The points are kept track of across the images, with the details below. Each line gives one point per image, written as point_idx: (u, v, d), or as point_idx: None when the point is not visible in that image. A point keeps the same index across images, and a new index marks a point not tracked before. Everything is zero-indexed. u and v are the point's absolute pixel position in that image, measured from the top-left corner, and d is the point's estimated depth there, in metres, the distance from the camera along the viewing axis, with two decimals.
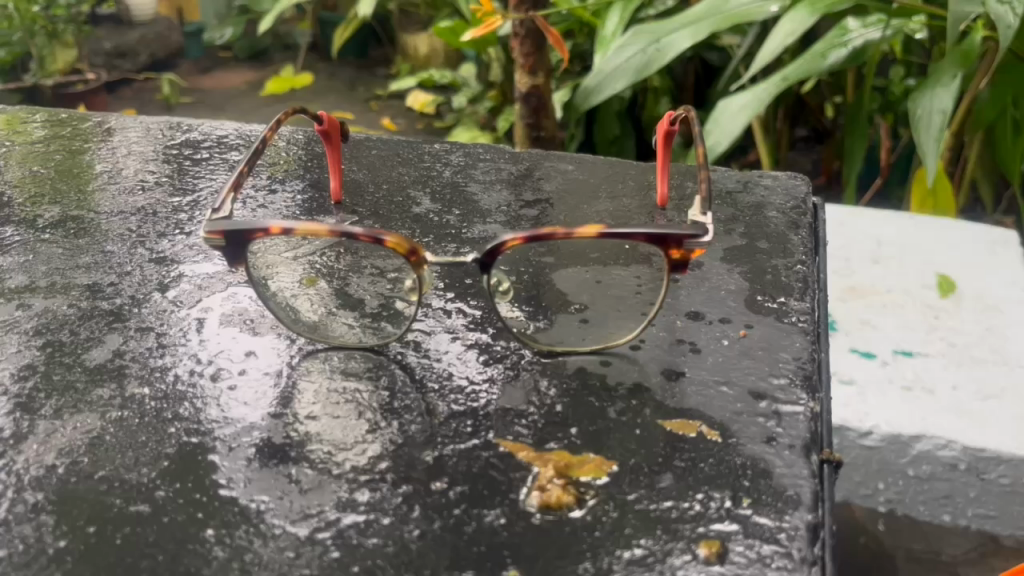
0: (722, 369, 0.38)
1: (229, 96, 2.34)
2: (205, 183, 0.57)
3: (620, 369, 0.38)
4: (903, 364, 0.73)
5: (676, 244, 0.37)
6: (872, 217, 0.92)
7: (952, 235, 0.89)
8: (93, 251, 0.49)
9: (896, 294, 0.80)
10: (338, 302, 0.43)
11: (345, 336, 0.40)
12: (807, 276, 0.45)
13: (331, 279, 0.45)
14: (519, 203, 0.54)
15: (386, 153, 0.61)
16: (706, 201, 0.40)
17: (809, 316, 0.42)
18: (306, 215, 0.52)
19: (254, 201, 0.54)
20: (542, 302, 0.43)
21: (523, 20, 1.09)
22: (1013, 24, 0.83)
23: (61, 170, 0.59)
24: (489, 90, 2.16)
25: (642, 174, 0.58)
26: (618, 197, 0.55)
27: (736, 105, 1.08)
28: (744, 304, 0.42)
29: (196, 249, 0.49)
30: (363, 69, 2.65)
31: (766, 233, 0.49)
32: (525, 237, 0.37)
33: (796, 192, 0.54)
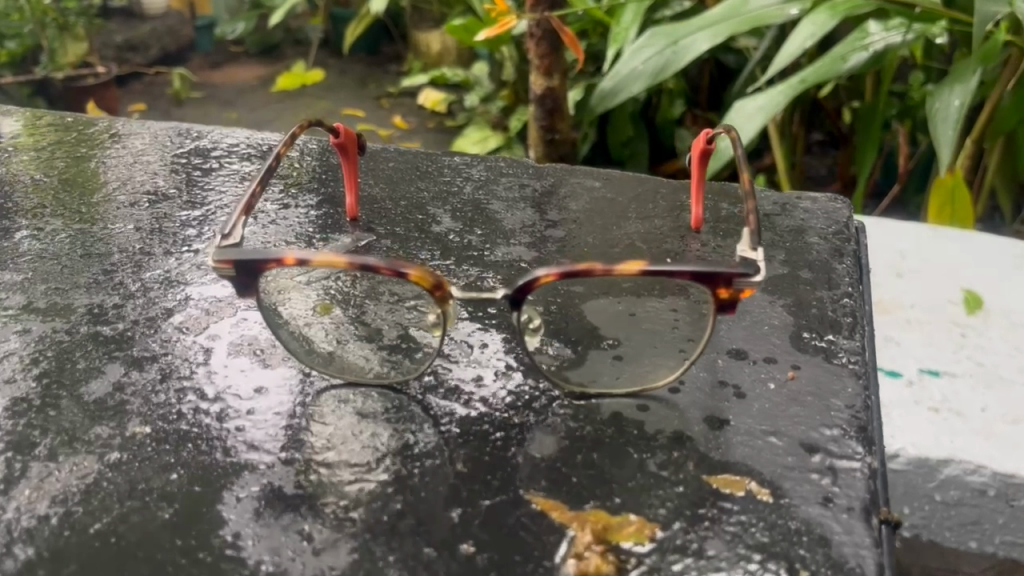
0: (769, 417, 0.35)
1: (239, 92, 2.33)
2: (218, 195, 0.54)
3: (658, 416, 0.35)
4: (929, 385, 0.70)
5: (724, 283, 0.33)
6: (894, 228, 0.90)
7: (976, 248, 0.86)
8: (95, 270, 0.46)
9: (920, 310, 0.78)
10: (354, 332, 0.41)
11: (361, 372, 0.38)
12: (856, 311, 0.42)
13: (346, 307, 0.42)
14: (544, 223, 0.51)
15: (404, 166, 0.59)
16: (753, 235, 0.36)
17: (860, 356, 0.39)
18: (326, 234, 0.50)
19: (269, 218, 0.51)
20: (573, 336, 0.40)
21: (540, 21, 1.07)
22: None
23: (64, 179, 0.57)
24: (502, 89, 2.15)
25: (674, 193, 0.55)
26: (648, 218, 0.52)
27: (752, 107, 1.05)
28: (790, 341, 0.40)
29: (203, 269, 0.46)
30: (375, 65, 2.64)
31: (808, 261, 0.46)
32: (560, 273, 0.33)
33: (837, 215, 0.51)
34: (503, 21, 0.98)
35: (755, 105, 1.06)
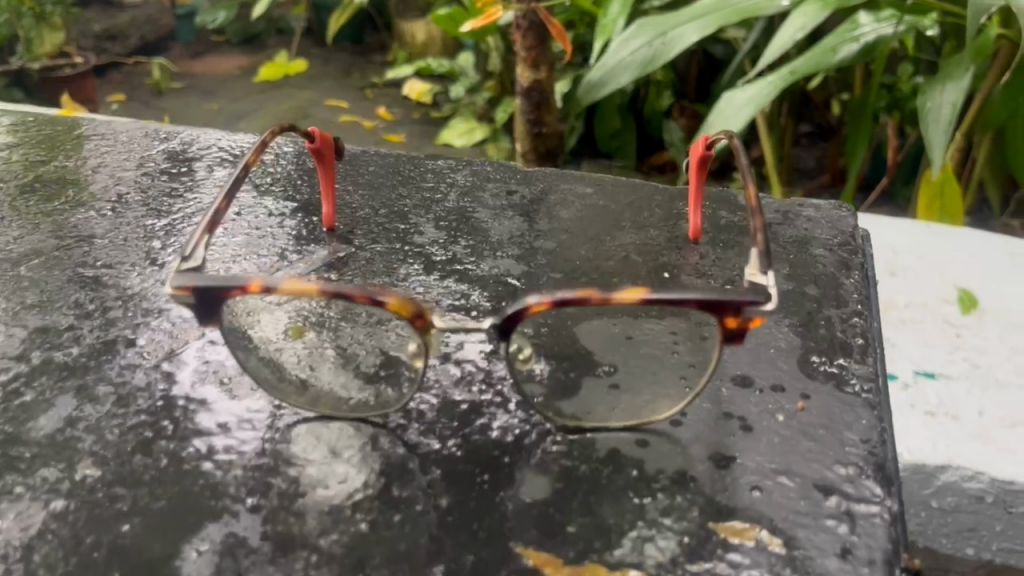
0: (779, 453, 0.32)
1: (220, 83, 2.29)
2: (189, 202, 0.51)
3: (659, 453, 0.32)
4: (925, 388, 0.69)
5: (732, 312, 0.30)
6: (885, 224, 0.89)
7: (967, 245, 0.86)
8: (51, 286, 0.43)
9: (915, 309, 0.77)
10: (329, 358, 0.38)
11: (338, 402, 0.35)
12: (867, 332, 0.40)
13: (321, 329, 0.40)
14: (534, 232, 0.48)
15: (384, 170, 0.55)
16: (763, 257, 0.34)
17: (873, 383, 0.36)
18: (301, 245, 0.47)
19: (240, 230, 0.48)
20: (564, 362, 0.37)
21: (528, 13, 1.05)
22: None
23: (22, 185, 0.54)
24: (488, 81, 2.13)
25: (669, 201, 0.52)
26: (644, 228, 0.49)
27: (742, 98, 1.03)
28: (798, 366, 0.37)
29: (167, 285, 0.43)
30: (359, 56, 2.60)
31: (815, 276, 0.44)
32: (553, 301, 0.31)
33: (843, 225, 0.49)
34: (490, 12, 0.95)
35: (744, 96, 1.04)
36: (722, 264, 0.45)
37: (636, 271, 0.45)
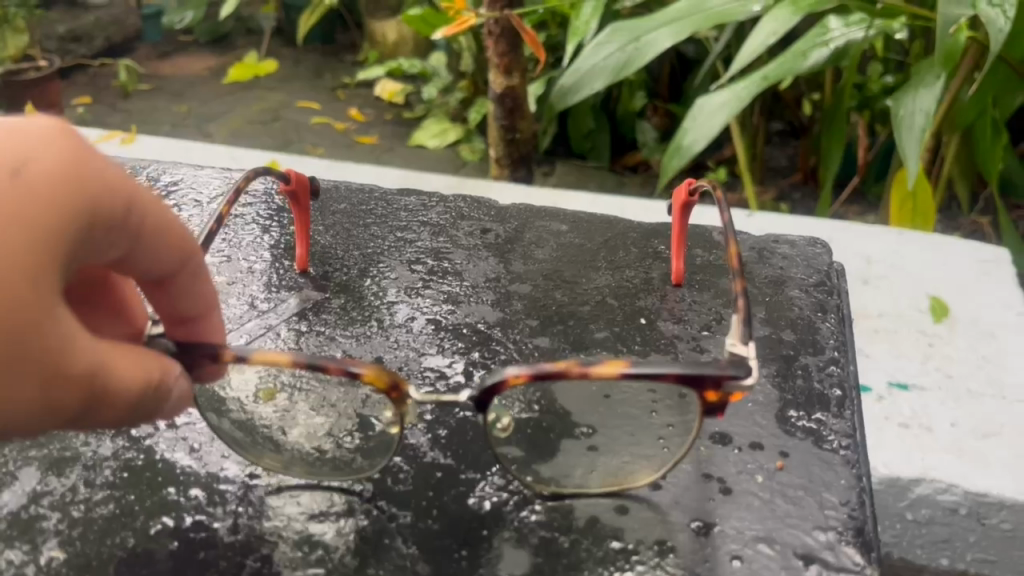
0: (760, 523, 0.43)
1: (188, 83, 2.26)
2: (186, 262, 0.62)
3: (646, 522, 0.43)
4: None
5: (712, 387, 0.39)
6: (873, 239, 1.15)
7: None
8: None
9: None
10: (298, 416, 0.49)
11: (302, 465, 0.46)
12: (841, 381, 0.52)
13: (287, 391, 0.50)
14: (509, 275, 0.57)
15: (350, 208, 0.65)
16: (744, 330, 0.43)
17: (846, 438, 0.48)
18: (312, 293, 0.55)
19: (264, 279, 0.57)
20: (553, 426, 0.47)
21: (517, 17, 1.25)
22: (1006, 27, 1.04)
23: None
24: (460, 80, 2.17)
25: (644, 238, 0.63)
26: (619, 267, 0.58)
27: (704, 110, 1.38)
28: (776, 420, 0.49)
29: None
30: (330, 55, 2.59)
31: (792, 321, 0.56)
32: (531, 376, 0.39)
33: (819, 262, 0.62)
34: None
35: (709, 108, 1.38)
36: (695, 307, 0.54)
37: (613, 316, 0.54)
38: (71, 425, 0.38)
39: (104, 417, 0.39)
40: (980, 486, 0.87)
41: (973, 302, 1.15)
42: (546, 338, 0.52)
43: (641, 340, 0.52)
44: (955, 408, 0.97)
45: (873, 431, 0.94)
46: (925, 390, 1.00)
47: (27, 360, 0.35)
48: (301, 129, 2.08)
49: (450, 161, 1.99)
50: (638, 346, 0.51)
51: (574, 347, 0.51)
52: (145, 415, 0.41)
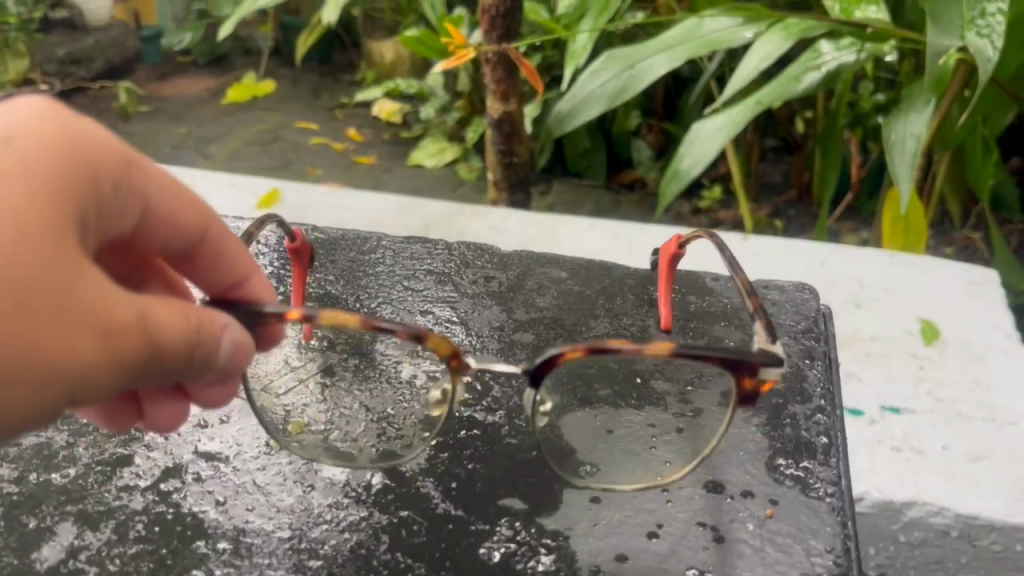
0: (758, 566, 0.60)
1: (188, 104, 2.29)
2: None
3: (643, 563, 0.61)
4: (891, 421, 1.01)
5: (750, 373, 0.58)
6: (858, 264, 1.30)
7: (941, 296, 1.23)
8: (137, 454, 0.70)
9: (888, 348, 1.13)
10: (340, 442, 0.71)
11: (346, 476, 0.68)
12: (827, 427, 0.71)
13: (310, 431, 0.72)
14: (513, 322, 0.73)
15: (353, 257, 0.81)
16: (770, 333, 0.61)
17: (831, 485, 0.66)
18: (366, 359, 0.79)
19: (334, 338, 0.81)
20: (565, 468, 0.68)
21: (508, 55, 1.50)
22: (991, 58, 1.20)
23: None
24: (458, 100, 2.23)
25: (642, 286, 0.79)
26: (615, 314, 0.75)
27: (711, 127, 1.48)
28: (768, 467, 0.68)
29: (221, 413, 0.74)
30: (328, 74, 2.63)
31: (789, 371, 0.77)
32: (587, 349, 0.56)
33: (805, 311, 0.84)
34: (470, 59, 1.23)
35: (715, 125, 1.48)
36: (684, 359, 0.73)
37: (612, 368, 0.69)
38: (141, 368, 0.49)
39: (162, 355, 0.49)
40: (970, 508, 0.90)
41: (963, 324, 1.18)
42: (548, 390, 0.74)
43: (639, 394, 0.75)
44: (947, 430, 1.00)
45: (866, 455, 0.96)
46: (916, 413, 1.02)
47: (85, 300, 0.45)
48: (299, 149, 2.10)
49: (448, 180, 2.03)
50: (636, 399, 0.74)
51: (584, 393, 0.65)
52: (201, 357, 0.53)
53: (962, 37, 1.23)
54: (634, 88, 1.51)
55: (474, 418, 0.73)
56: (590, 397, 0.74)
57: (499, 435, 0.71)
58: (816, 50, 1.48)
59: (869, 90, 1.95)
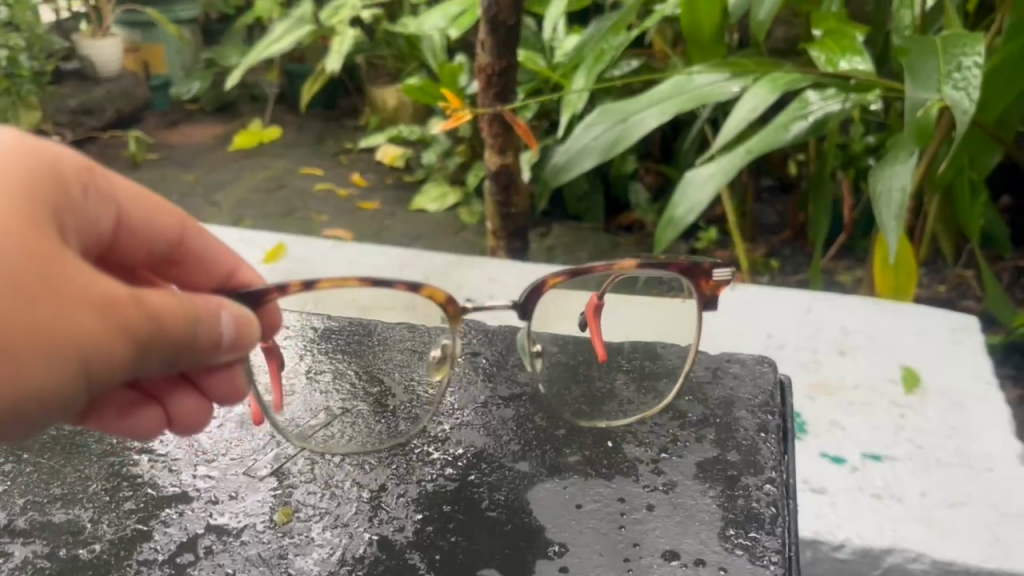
0: None
1: (195, 152, 2.35)
2: (245, 412, 0.86)
3: None
4: (873, 470, 1.05)
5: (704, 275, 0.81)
6: (842, 312, 1.35)
7: (926, 346, 1.27)
8: (155, 532, 0.71)
9: (872, 398, 1.17)
10: (318, 524, 0.73)
11: (327, 558, 0.69)
12: (773, 499, 0.74)
13: (295, 516, 0.73)
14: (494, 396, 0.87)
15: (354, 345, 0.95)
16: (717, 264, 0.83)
17: (776, 552, 0.69)
18: (359, 431, 0.83)
19: (324, 412, 0.85)
20: (534, 546, 0.69)
21: (497, 114, 1.62)
22: (965, 110, 1.23)
23: (106, 467, 0.79)
24: (459, 144, 2.30)
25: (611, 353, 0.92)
26: (586, 389, 0.87)
27: (703, 174, 1.53)
28: (718, 536, 0.70)
29: (229, 490, 0.76)
30: (332, 120, 2.71)
31: (743, 448, 0.80)
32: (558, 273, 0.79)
33: (763, 383, 0.89)
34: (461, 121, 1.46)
35: (708, 172, 1.53)
36: (641, 432, 0.81)
37: (583, 441, 0.81)
38: (148, 345, 0.55)
39: (164, 328, 0.56)
40: (947, 555, 0.93)
41: (942, 371, 1.22)
42: (527, 462, 0.79)
43: (609, 461, 0.78)
44: (927, 477, 1.04)
45: (847, 501, 1.00)
46: (896, 459, 1.06)
47: (83, 278, 0.52)
48: (305, 195, 2.15)
49: (451, 223, 2.09)
50: (605, 467, 0.77)
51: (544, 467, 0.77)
52: (203, 332, 0.60)
53: (939, 91, 1.27)
54: (628, 139, 1.55)
55: (467, 495, 0.75)
56: (559, 466, 0.78)
57: (479, 509, 0.74)
58: (804, 100, 1.53)
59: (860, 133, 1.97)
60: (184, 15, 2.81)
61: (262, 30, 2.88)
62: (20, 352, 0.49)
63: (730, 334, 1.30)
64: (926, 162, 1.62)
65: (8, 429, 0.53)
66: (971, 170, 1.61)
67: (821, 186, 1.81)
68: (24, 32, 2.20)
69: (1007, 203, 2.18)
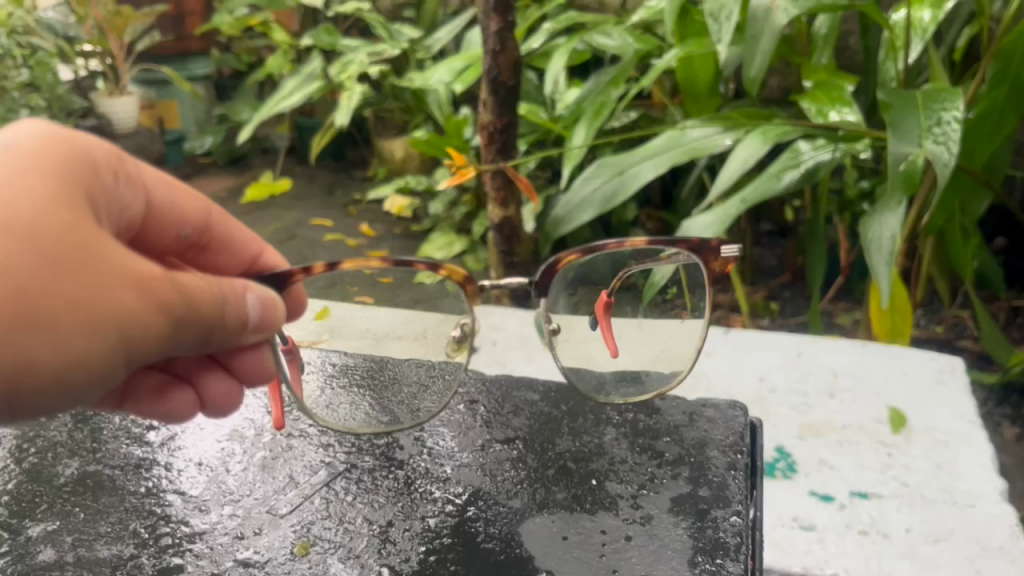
0: None
1: None
2: (266, 455, 0.92)
3: None
4: (858, 506, 1.10)
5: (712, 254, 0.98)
6: (831, 355, 1.41)
7: (911, 385, 1.33)
8: (185, 567, 0.77)
9: (862, 435, 1.22)
10: (333, 555, 0.78)
11: None
12: (739, 528, 0.80)
13: (314, 548, 0.79)
14: (493, 442, 0.93)
15: (367, 378, 1.02)
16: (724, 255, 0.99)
17: None
18: (365, 475, 0.88)
19: (334, 457, 0.91)
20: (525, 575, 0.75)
21: (498, 170, 1.69)
22: (947, 162, 1.28)
23: (139, 506, 0.84)
24: (464, 194, 2.38)
25: (615, 379, 1.00)
26: (576, 434, 0.94)
27: (701, 223, 1.59)
28: (688, 563, 0.76)
29: (254, 526, 0.81)
30: (341, 172, 2.80)
31: (713, 484, 0.85)
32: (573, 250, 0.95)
33: (733, 424, 0.95)
34: (463, 174, 1.58)
35: (706, 221, 1.59)
36: (622, 472, 0.87)
37: (570, 478, 0.87)
38: (179, 321, 0.62)
39: (194, 307, 0.63)
40: None
41: (929, 412, 1.27)
42: (519, 499, 0.84)
43: (596, 497, 0.84)
44: (912, 513, 1.08)
45: (834, 538, 1.05)
46: (883, 497, 1.11)
47: (120, 258, 0.58)
48: (315, 245, 2.21)
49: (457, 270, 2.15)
50: (590, 504, 0.83)
51: (536, 504, 0.83)
52: (227, 311, 0.67)
53: (919, 144, 1.33)
54: (625, 192, 1.62)
55: (465, 529, 0.80)
56: (548, 502, 0.83)
57: (477, 541, 0.79)
58: (796, 151, 1.59)
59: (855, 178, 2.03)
60: (197, 72, 2.91)
61: (273, 86, 2.99)
62: (66, 326, 0.55)
63: (725, 377, 1.35)
64: (915, 210, 1.68)
65: (54, 401, 0.58)
66: (961, 215, 1.67)
67: (818, 234, 1.87)
68: (43, 93, 2.30)
69: (1001, 244, 2.21)
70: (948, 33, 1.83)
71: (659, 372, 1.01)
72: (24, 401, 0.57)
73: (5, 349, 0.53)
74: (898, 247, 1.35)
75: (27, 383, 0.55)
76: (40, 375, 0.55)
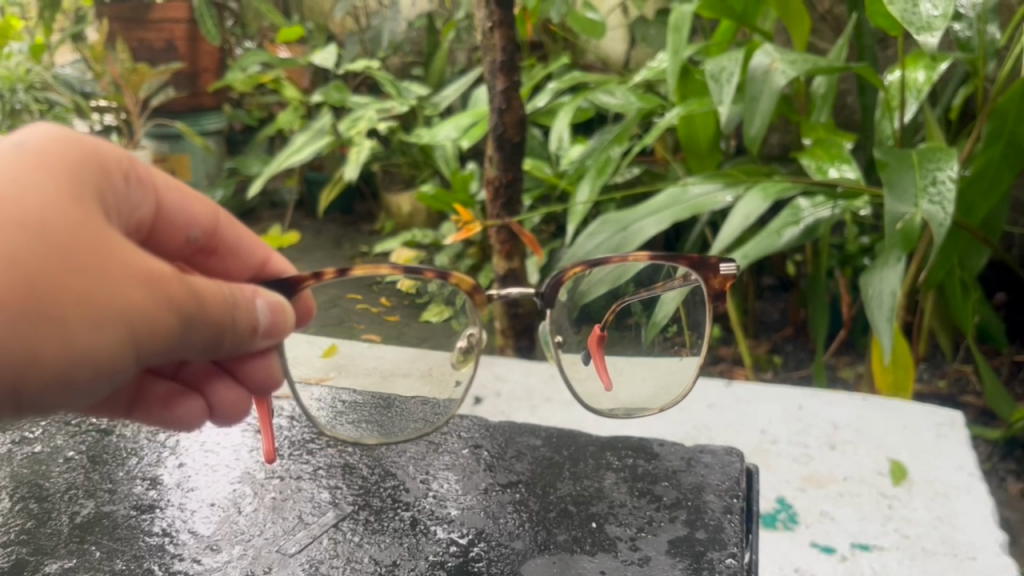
0: None
1: None
2: (276, 496, 0.94)
3: None
4: (860, 557, 1.10)
5: (715, 273, 1.01)
6: (831, 405, 1.43)
7: (909, 436, 1.34)
8: None
9: (863, 485, 1.23)
10: None
11: None
12: (735, 568, 0.81)
13: None
14: (496, 484, 0.95)
15: (373, 414, 1.02)
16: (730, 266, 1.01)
17: None
18: (371, 517, 0.90)
19: (342, 499, 0.93)
20: None
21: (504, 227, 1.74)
22: (943, 224, 1.31)
23: (151, 545, 0.86)
24: (470, 247, 2.43)
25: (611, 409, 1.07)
26: (578, 478, 0.95)
27: None
28: None
29: (264, 565, 0.83)
30: (349, 225, 2.86)
31: (713, 528, 0.87)
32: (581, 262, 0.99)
33: (730, 470, 0.97)
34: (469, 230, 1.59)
35: None
36: (623, 515, 0.88)
37: (572, 520, 0.88)
38: (189, 319, 0.64)
39: (203, 307, 0.66)
40: None
41: (929, 464, 1.28)
42: (521, 540, 0.85)
43: (597, 538, 0.85)
44: (913, 565, 1.08)
45: None
46: (885, 549, 1.11)
47: (130, 252, 0.61)
48: None
49: None
50: (589, 545, 0.84)
51: (536, 545, 0.84)
52: (233, 312, 0.70)
53: (915, 205, 1.36)
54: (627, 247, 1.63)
55: (468, 569, 0.82)
56: (549, 543, 0.85)
57: None
58: (797, 207, 1.62)
59: (854, 234, 2.06)
60: (209, 127, 2.98)
61: (282, 141, 3.07)
62: (77, 321, 0.57)
63: (726, 428, 1.37)
64: (917, 262, 1.70)
65: (59, 394, 0.60)
66: (960, 269, 1.70)
67: (818, 290, 1.90)
68: None
69: (1001, 299, 2.24)
70: (943, 94, 1.88)
71: (655, 407, 1.07)
72: (32, 397, 0.58)
73: (16, 341, 0.54)
74: (898, 302, 1.35)
75: (34, 377, 0.57)
76: (48, 367, 0.57)
